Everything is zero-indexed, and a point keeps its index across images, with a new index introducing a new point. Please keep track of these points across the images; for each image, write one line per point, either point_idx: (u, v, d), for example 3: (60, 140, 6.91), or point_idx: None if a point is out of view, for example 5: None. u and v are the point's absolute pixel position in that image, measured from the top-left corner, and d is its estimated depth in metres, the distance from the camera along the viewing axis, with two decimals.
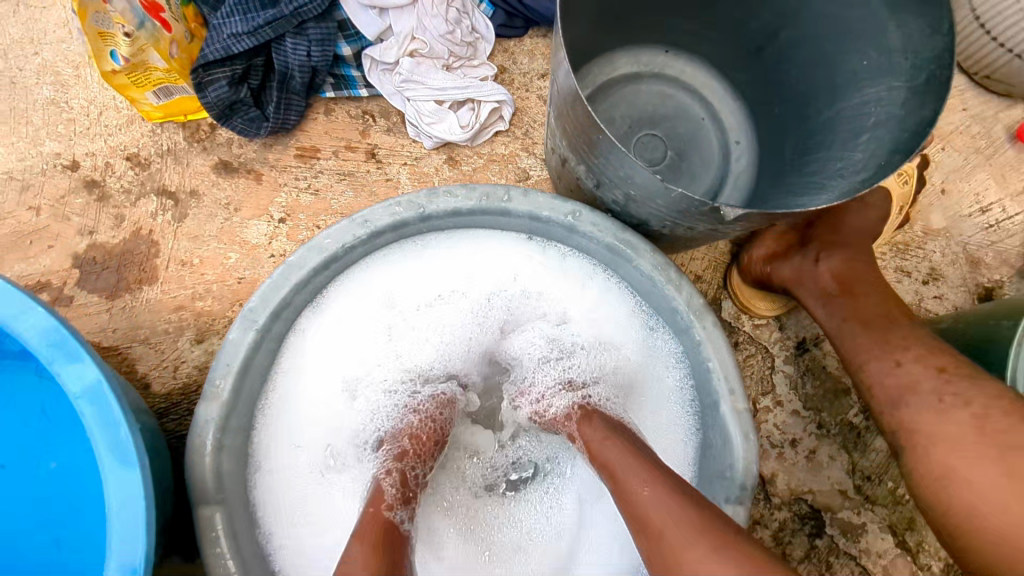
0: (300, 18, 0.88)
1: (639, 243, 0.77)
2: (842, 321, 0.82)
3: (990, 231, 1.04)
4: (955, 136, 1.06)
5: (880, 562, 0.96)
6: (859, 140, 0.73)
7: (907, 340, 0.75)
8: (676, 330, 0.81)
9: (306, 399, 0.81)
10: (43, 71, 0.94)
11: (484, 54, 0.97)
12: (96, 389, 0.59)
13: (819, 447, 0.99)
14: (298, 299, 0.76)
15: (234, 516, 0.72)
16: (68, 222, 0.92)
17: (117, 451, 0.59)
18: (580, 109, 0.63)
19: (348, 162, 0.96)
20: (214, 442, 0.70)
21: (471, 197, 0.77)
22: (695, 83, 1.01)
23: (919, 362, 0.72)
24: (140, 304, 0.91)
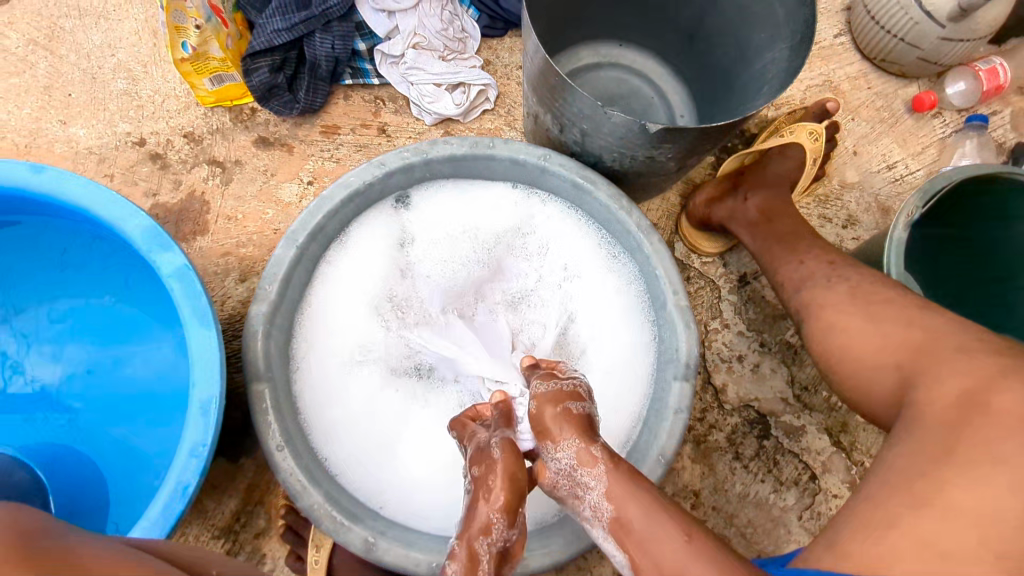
0: (327, 18, 1.13)
1: (598, 179, 0.96)
2: (762, 242, 1.04)
3: (896, 184, 1.26)
4: (861, 109, 1.29)
5: (819, 459, 1.11)
6: (761, 93, 0.96)
7: (810, 248, 0.97)
8: (632, 252, 0.99)
9: (333, 314, 1.00)
10: (119, 69, 1.17)
11: (472, 50, 1.21)
12: (182, 270, 0.77)
13: (762, 362, 1.15)
14: (329, 226, 0.96)
15: (278, 393, 0.88)
16: (136, 186, 1.12)
17: (198, 316, 0.77)
18: (544, 64, 0.85)
19: (363, 136, 1.18)
20: (262, 331, 0.87)
21: (463, 144, 0.97)
22: (645, 70, 1.24)
23: (816, 259, 0.95)
24: (194, 250, 1.10)
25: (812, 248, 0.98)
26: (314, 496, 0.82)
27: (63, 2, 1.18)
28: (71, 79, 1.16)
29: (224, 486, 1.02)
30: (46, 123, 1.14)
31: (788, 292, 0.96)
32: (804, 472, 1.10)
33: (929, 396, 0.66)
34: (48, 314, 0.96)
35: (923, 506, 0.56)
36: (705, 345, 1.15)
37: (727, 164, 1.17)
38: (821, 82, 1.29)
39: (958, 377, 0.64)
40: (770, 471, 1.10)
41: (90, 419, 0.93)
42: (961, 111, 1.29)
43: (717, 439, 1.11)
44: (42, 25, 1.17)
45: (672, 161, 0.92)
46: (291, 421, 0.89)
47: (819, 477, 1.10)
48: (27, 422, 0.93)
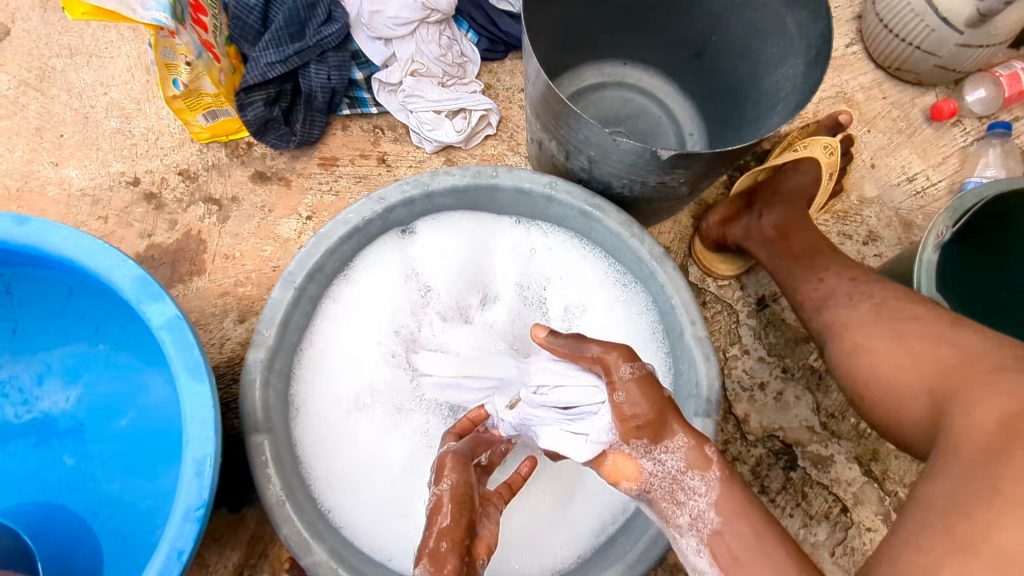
0: (321, 48, 1.09)
1: (607, 206, 0.92)
2: (782, 263, 0.99)
3: (917, 197, 1.20)
4: (878, 120, 1.24)
5: (850, 490, 1.06)
6: (777, 111, 0.92)
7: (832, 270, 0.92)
8: (645, 280, 0.94)
9: (336, 354, 0.96)
10: (111, 107, 1.14)
11: (472, 75, 1.18)
12: (173, 321, 0.74)
13: (786, 388, 1.10)
14: (328, 264, 0.91)
15: (278, 443, 0.84)
16: (130, 227, 1.09)
17: (191, 370, 0.73)
18: (546, 91, 0.81)
19: (362, 167, 1.15)
20: (259, 378, 0.83)
21: (465, 175, 0.93)
22: (651, 88, 1.20)
23: (837, 276, 0.91)
24: (191, 291, 1.07)
25: (830, 264, 0.94)
26: (318, 553, 0.78)
27: (55, 41, 1.16)
28: (63, 119, 1.13)
29: (226, 540, 0.98)
30: (38, 165, 1.11)
31: (808, 312, 0.92)
32: (834, 505, 1.05)
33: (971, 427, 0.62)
34: (39, 365, 0.92)
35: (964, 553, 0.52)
36: (725, 373, 1.10)
37: (740, 181, 1.13)
38: (834, 94, 1.25)
39: (1012, 418, 0.58)
40: (798, 505, 1.05)
41: (85, 473, 0.89)
42: (982, 118, 1.24)
43: (742, 472, 1.06)
44: (33, 65, 1.15)
45: (684, 185, 0.87)
46: (293, 473, 0.84)
47: (850, 510, 1.05)
48: (20, 478, 0.89)
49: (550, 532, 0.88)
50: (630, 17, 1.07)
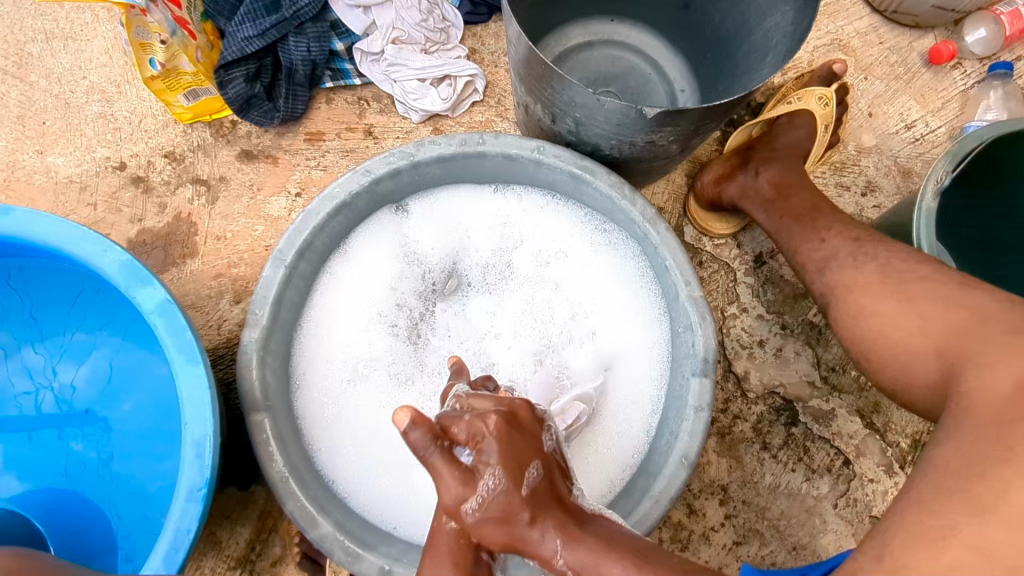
0: (299, 20, 1.06)
1: (596, 168, 0.90)
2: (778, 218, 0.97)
3: (917, 145, 1.18)
4: (875, 66, 1.21)
5: (852, 443, 1.06)
6: (776, 59, 0.89)
7: (830, 223, 0.90)
8: (638, 239, 0.94)
9: (333, 329, 0.97)
10: (91, 91, 1.12)
11: (455, 40, 1.15)
12: (164, 305, 0.74)
13: (785, 345, 1.10)
14: (318, 241, 0.91)
15: (278, 421, 0.84)
16: (120, 212, 1.09)
17: (185, 353, 0.73)
18: (528, 53, 0.79)
19: (349, 141, 1.13)
20: (257, 359, 0.83)
21: (451, 144, 0.91)
22: (641, 45, 1.17)
23: (838, 236, 0.87)
24: (185, 274, 1.07)
25: (832, 223, 0.90)
26: (323, 526, 0.78)
27: (30, 25, 1.14)
28: (44, 106, 1.12)
29: (237, 516, 1.00)
30: (23, 154, 1.10)
31: (809, 275, 0.88)
32: (837, 458, 1.06)
33: (971, 378, 0.59)
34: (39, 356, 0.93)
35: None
36: (723, 332, 1.10)
37: (734, 136, 1.10)
38: (829, 41, 1.21)
39: (1003, 360, 0.57)
40: (801, 460, 1.05)
41: (92, 460, 0.91)
42: (983, 60, 1.20)
43: (743, 430, 1.06)
44: (10, 51, 1.13)
45: (674, 143, 0.86)
46: (294, 449, 0.85)
47: (852, 462, 1.06)
48: (29, 466, 0.91)
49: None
50: None
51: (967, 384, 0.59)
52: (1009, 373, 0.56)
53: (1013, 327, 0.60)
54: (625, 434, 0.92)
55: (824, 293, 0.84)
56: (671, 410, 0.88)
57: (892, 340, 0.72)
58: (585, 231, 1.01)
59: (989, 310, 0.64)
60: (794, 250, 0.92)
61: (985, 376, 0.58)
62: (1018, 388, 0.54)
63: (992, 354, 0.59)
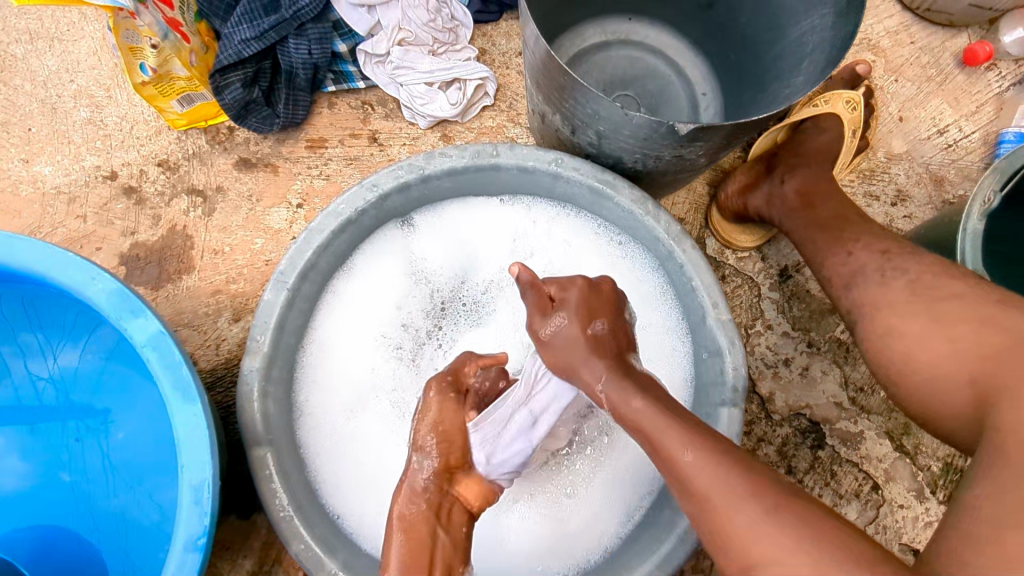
0: (299, 20, 0.99)
1: (617, 182, 0.85)
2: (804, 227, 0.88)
3: (950, 151, 1.12)
4: (906, 67, 1.15)
5: (881, 467, 1.02)
6: (804, 65, 0.83)
7: (857, 233, 0.81)
8: (661, 257, 0.89)
9: (334, 351, 0.91)
10: (79, 95, 1.06)
11: (465, 39, 1.08)
12: (157, 338, 0.68)
13: (812, 363, 1.05)
14: (322, 261, 0.86)
15: (281, 455, 0.80)
16: (112, 225, 1.03)
17: (181, 391, 0.68)
18: (547, 60, 0.73)
19: (353, 148, 1.07)
20: (259, 390, 0.78)
21: (463, 155, 0.85)
22: (659, 45, 1.11)
23: (867, 249, 0.77)
24: (181, 290, 1.01)
25: (860, 234, 0.80)
26: (329, 568, 0.74)
27: (13, 25, 1.08)
28: (29, 112, 1.05)
29: (238, 548, 0.95)
30: (8, 162, 1.04)
31: (835, 291, 0.78)
32: (865, 483, 1.01)
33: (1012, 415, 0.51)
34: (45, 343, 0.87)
35: None
36: (747, 351, 1.04)
37: (759, 142, 1.04)
38: (858, 41, 1.15)
39: None
40: (828, 484, 1.01)
41: (81, 494, 0.86)
42: (1019, 61, 1.14)
43: (767, 453, 1.01)
44: None
45: (702, 157, 0.80)
46: (297, 481, 0.80)
47: (882, 486, 1.01)
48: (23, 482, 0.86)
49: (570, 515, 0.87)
50: None
51: (1005, 420, 0.52)
52: None
53: None
54: (645, 458, 0.88)
55: (850, 312, 0.75)
56: None
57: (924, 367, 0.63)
58: (599, 248, 0.96)
59: None
60: (819, 263, 0.82)
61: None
62: None
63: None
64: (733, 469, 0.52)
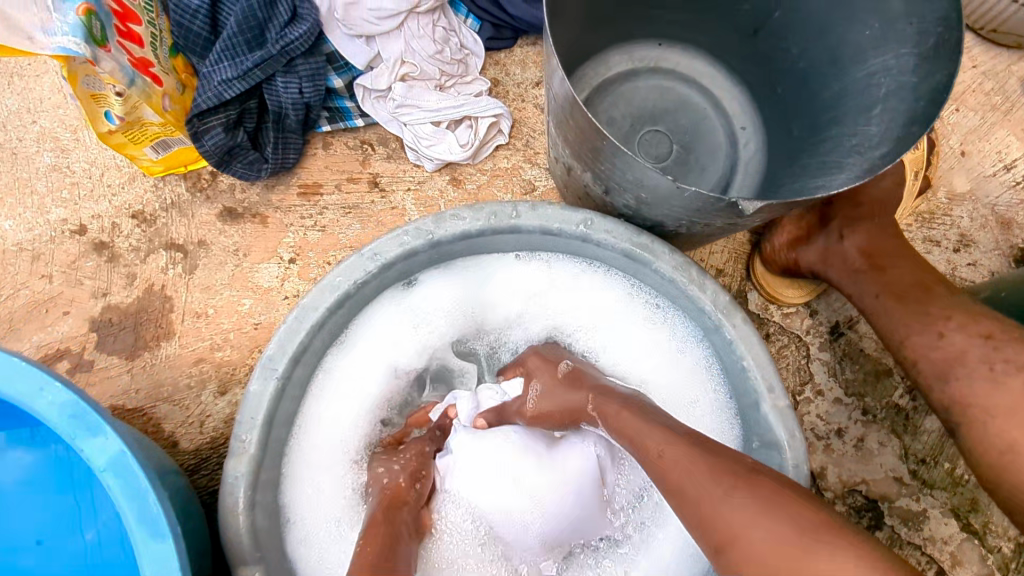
0: (288, 56, 0.87)
1: (656, 246, 0.74)
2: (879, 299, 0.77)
3: (1018, 189, 1.00)
4: (968, 95, 1.03)
5: (947, 550, 0.90)
6: (873, 110, 0.72)
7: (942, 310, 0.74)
8: (705, 328, 0.78)
9: (331, 436, 0.80)
10: (43, 138, 0.94)
11: (475, 69, 0.97)
12: (120, 461, 0.57)
13: (868, 434, 0.93)
14: (317, 340, 0.74)
15: (273, 571, 0.69)
16: (81, 286, 0.92)
17: (148, 526, 0.56)
18: (580, 116, 0.62)
19: (351, 194, 0.95)
20: (246, 501, 0.67)
21: (479, 217, 0.74)
22: (693, 73, 0.99)
23: (962, 331, 0.72)
24: (160, 360, 0.90)
25: (946, 306, 0.75)
26: None
27: None
28: None
29: None
30: None
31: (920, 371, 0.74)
32: (929, 568, 0.90)
33: None
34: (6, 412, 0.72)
35: None
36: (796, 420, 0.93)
37: None
38: None
39: None
40: None
41: None
42: None
43: None
44: None
45: None
46: None
47: (948, 573, 0.90)
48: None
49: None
50: None
51: None
52: None
53: None
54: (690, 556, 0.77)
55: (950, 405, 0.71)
56: None
57: None
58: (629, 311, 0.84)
59: None
60: (898, 338, 0.77)
61: None
62: None
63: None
64: (717, 468, 0.57)
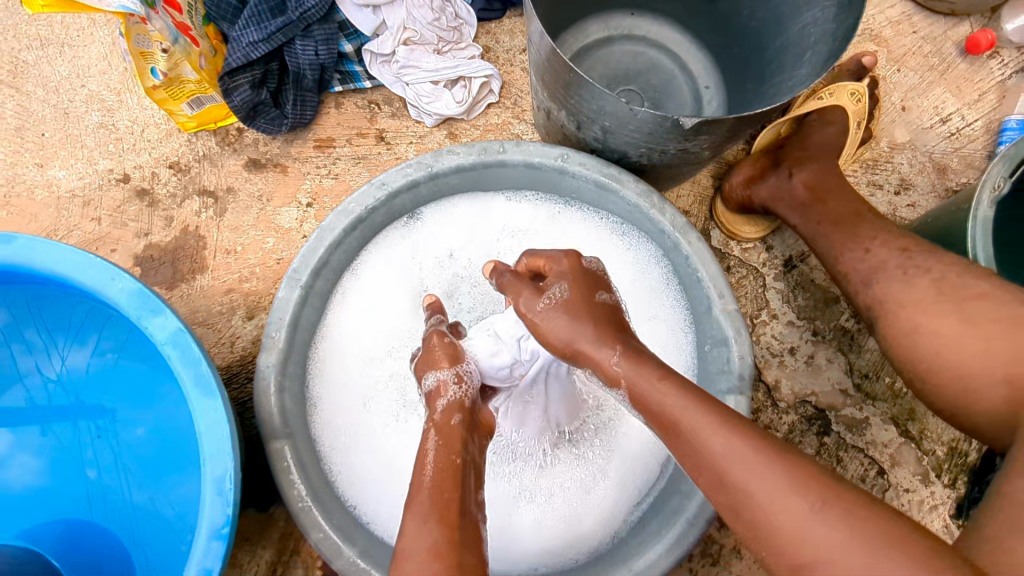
0: (306, 22, 1.01)
1: (623, 176, 0.86)
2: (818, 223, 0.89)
3: (952, 139, 1.13)
4: (908, 57, 1.15)
5: (887, 452, 1.03)
6: (806, 58, 0.85)
7: (873, 231, 0.82)
8: (666, 250, 0.91)
9: (344, 348, 0.93)
10: (91, 100, 1.08)
11: (469, 37, 1.10)
12: (177, 335, 0.70)
13: (817, 352, 1.06)
14: (334, 258, 0.87)
15: (299, 447, 0.82)
16: (125, 227, 1.05)
17: (201, 386, 0.70)
18: (552, 57, 0.74)
19: (361, 147, 1.08)
20: (275, 385, 0.80)
21: (471, 153, 0.87)
22: (661, 40, 1.12)
23: (884, 246, 0.78)
24: (195, 290, 1.03)
25: (876, 230, 0.81)
26: (348, 555, 0.76)
27: (24, 32, 1.09)
28: (43, 117, 1.07)
29: (256, 539, 0.97)
30: (23, 168, 1.06)
31: (854, 287, 0.79)
32: (871, 468, 1.02)
33: None
34: (54, 342, 0.89)
35: None
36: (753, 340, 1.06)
37: (763, 134, 1.05)
38: (859, 32, 1.16)
39: None
40: (834, 469, 1.02)
41: (103, 487, 0.88)
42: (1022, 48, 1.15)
43: (773, 440, 1.03)
44: (4, 61, 1.08)
45: (707, 150, 0.81)
46: (314, 471, 0.82)
47: (888, 471, 1.02)
48: (35, 482, 0.88)
49: (586, 506, 0.87)
50: None
51: None
52: None
53: None
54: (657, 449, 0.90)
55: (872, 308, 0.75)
56: None
57: (952, 364, 0.62)
58: (602, 241, 0.97)
59: None
60: (833, 259, 0.84)
61: None
62: None
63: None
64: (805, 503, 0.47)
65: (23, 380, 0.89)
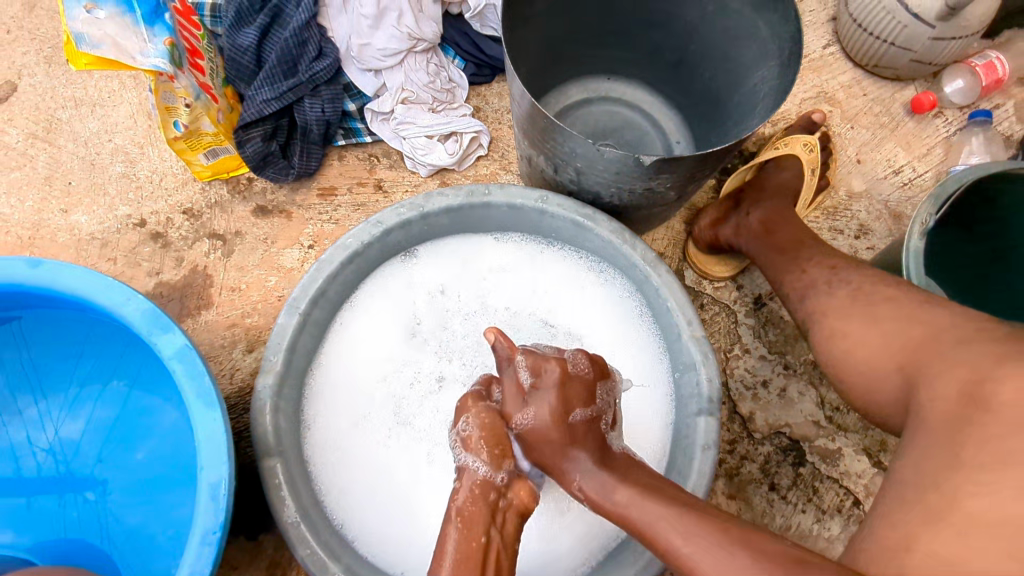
0: (315, 83, 1.13)
1: (597, 215, 0.94)
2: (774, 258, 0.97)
3: (905, 188, 1.22)
4: (860, 116, 1.27)
5: (860, 482, 1.06)
6: (757, 111, 0.95)
7: (810, 254, 0.91)
8: (640, 284, 0.97)
9: (339, 376, 0.98)
10: (116, 153, 1.19)
11: (461, 99, 1.22)
12: (183, 351, 0.76)
13: (789, 384, 1.11)
14: (331, 289, 0.94)
15: (290, 465, 0.85)
16: (139, 266, 1.13)
17: (203, 398, 0.75)
18: (530, 108, 0.83)
19: (361, 195, 1.18)
20: (271, 405, 0.85)
21: (458, 195, 0.96)
22: (635, 101, 1.24)
23: (818, 265, 0.88)
24: (198, 324, 1.10)
25: (814, 255, 0.91)
26: (333, 571, 0.78)
27: (60, 93, 1.21)
28: (71, 168, 1.17)
29: (244, 567, 0.99)
30: (48, 213, 1.15)
31: (792, 303, 0.89)
32: (846, 498, 1.05)
33: (934, 396, 0.60)
34: (49, 414, 0.95)
35: (939, 522, 0.50)
36: (726, 373, 1.11)
37: (729, 180, 1.13)
38: (815, 94, 1.28)
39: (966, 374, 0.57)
40: (810, 500, 1.05)
41: (100, 507, 0.91)
42: (963, 108, 1.26)
43: (751, 470, 1.06)
44: (40, 118, 1.20)
45: (671, 190, 0.90)
46: (304, 490, 0.85)
47: (862, 502, 1.05)
48: (30, 520, 0.91)
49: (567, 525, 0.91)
50: (611, 32, 1.11)
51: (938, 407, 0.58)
52: (964, 385, 0.57)
53: (965, 342, 0.62)
54: None
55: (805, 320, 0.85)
56: (678, 449, 0.89)
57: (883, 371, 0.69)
58: (582, 278, 1.05)
59: (951, 329, 0.65)
60: (778, 281, 0.93)
61: (947, 389, 0.59)
62: (968, 397, 0.55)
63: (949, 368, 0.60)
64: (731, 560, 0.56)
65: (35, 403, 0.95)
